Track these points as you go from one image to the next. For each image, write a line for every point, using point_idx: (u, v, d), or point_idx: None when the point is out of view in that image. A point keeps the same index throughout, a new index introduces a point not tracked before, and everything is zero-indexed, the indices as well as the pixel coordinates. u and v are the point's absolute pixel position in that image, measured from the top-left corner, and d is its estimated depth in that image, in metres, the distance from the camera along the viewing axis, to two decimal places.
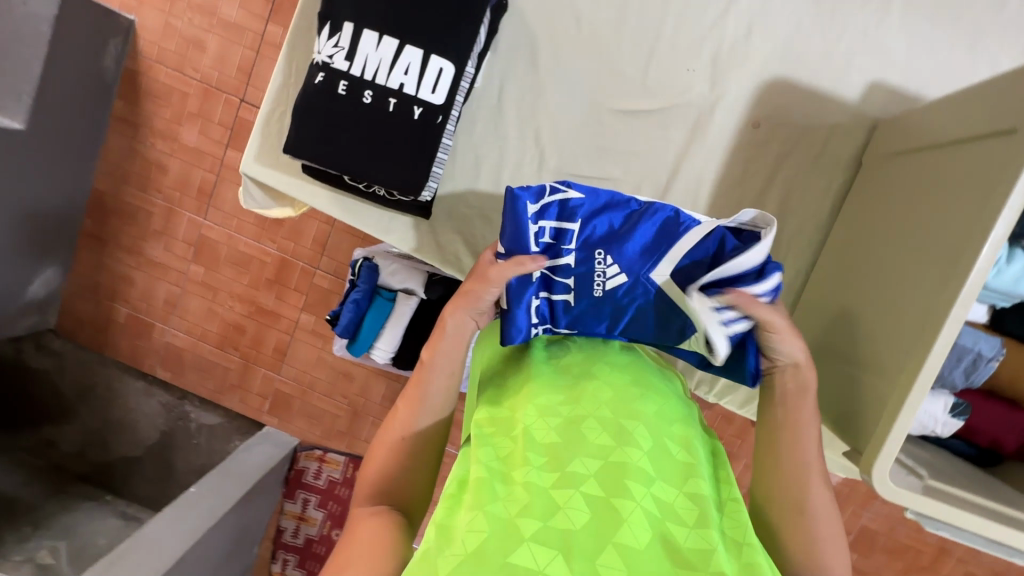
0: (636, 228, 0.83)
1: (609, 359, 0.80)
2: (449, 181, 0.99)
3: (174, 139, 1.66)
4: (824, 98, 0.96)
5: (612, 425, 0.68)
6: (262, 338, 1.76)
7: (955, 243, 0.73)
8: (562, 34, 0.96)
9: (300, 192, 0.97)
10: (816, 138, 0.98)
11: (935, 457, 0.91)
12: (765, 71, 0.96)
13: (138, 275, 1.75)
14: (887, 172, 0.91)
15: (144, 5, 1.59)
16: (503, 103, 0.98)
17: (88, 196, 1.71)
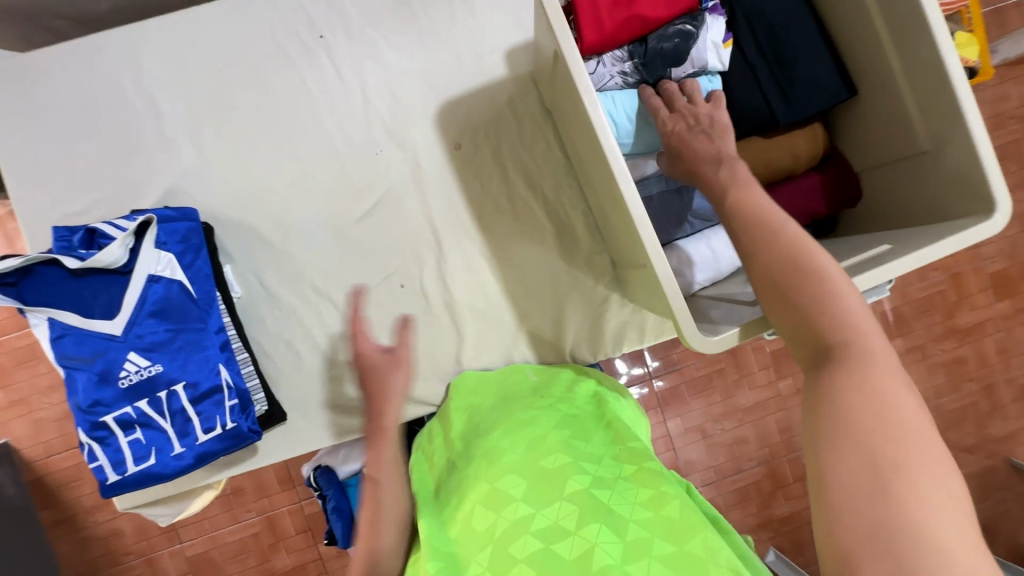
0: (104, 358, 0.75)
1: (477, 421, 0.72)
2: (284, 374, 0.95)
3: None
4: (479, 95, 0.96)
5: (485, 495, 0.58)
6: (263, 480, 1.80)
7: (620, 205, 0.73)
8: (251, 202, 0.94)
9: (179, 486, 0.95)
10: (522, 132, 0.97)
11: None
12: (429, 115, 0.96)
13: (124, 519, 1.79)
14: (577, 146, 0.88)
15: None
16: (270, 287, 0.95)
17: (33, 490, 1.78)
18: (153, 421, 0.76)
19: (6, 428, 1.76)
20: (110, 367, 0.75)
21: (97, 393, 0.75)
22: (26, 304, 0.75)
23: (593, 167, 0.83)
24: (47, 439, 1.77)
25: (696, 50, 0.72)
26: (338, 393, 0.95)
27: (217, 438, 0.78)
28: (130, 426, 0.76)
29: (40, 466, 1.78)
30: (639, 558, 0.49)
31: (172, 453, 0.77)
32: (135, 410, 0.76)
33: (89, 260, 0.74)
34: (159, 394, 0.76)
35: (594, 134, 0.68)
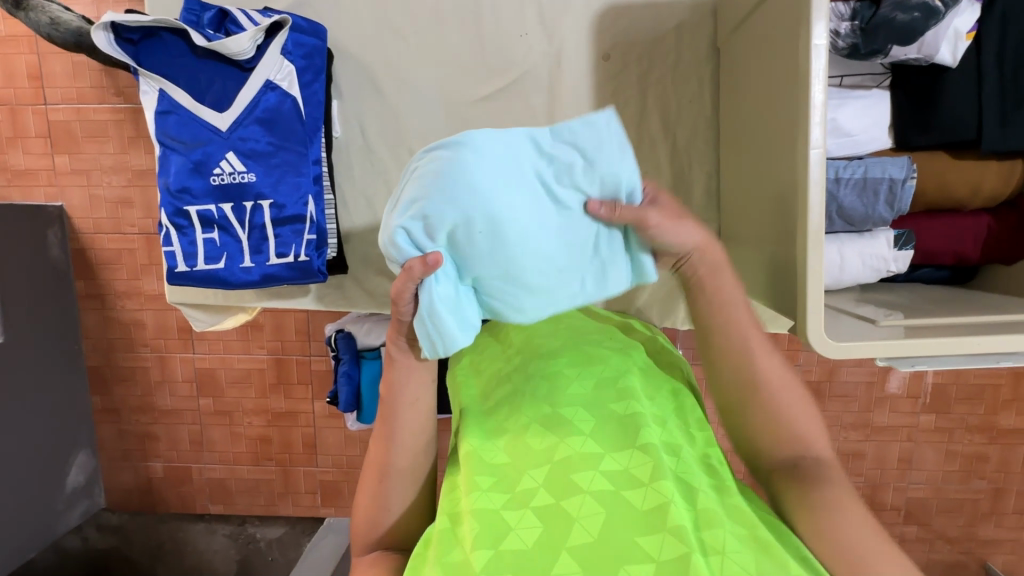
0: (202, 148, 0.73)
1: (541, 348, 0.77)
2: (354, 232, 0.93)
3: (128, 169, 1.79)
4: (651, 8, 0.86)
5: (550, 421, 0.66)
6: (282, 325, 1.85)
7: (775, 177, 0.66)
8: (381, 46, 0.88)
9: (225, 297, 0.96)
10: (679, 62, 0.88)
11: (902, 299, 0.74)
12: (589, 15, 0.87)
13: (147, 314, 1.88)
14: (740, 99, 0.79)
15: (77, 70, 1.73)
16: (370, 138, 0.91)
17: (73, 258, 1.85)
18: (231, 227, 0.75)
19: (63, 192, 1.81)
20: (205, 161, 0.74)
21: (186, 179, 0.74)
22: (142, 68, 0.72)
23: (750, 123, 0.74)
24: (97, 216, 1.82)
25: (933, 34, 0.63)
26: (398, 266, 0.94)
27: (287, 267, 0.77)
28: (209, 224, 0.75)
29: (85, 239, 1.84)
30: (711, 528, 0.56)
31: (242, 265, 0.77)
32: (219, 210, 0.75)
33: (215, 43, 0.71)
34: (246, 203, 0.75)
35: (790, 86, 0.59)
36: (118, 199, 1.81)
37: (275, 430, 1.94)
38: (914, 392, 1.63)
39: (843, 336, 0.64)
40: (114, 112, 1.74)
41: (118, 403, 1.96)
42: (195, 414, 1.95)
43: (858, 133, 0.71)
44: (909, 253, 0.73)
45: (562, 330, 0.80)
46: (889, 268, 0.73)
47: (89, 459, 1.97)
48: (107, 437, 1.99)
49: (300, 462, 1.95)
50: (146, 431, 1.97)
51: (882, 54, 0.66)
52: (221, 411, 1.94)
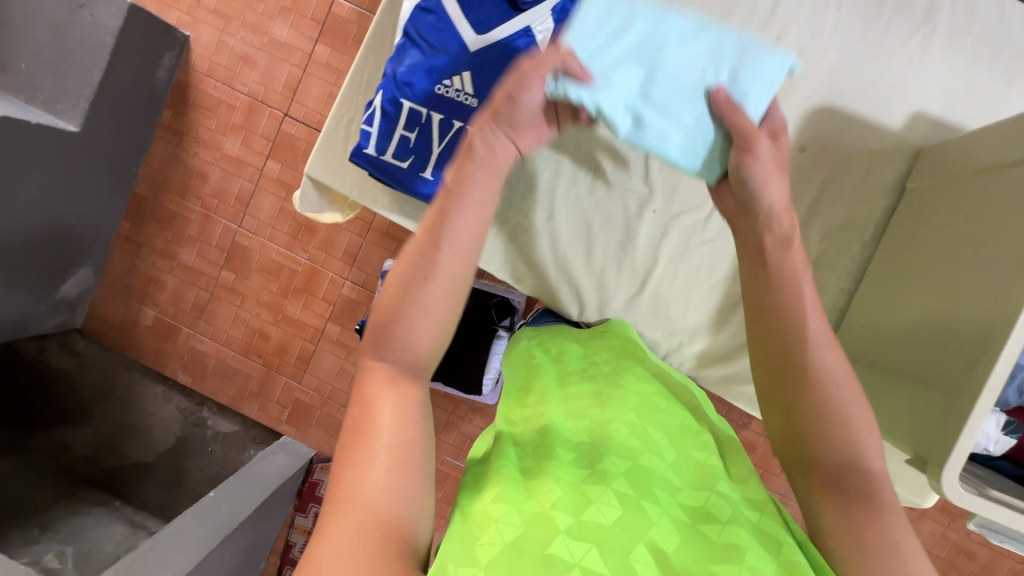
0: (443, 56, 0.75)
1: (633, 370, 0.80)
2: (507, 192, 0.95)
3: (265, 33, 1.80)
4: (862, 126, 0.91)
5: (636, 429, 0.68)
6: (333, 240, 1.84)
7: (962, 327, 0.70)
8: None
9: (360, 193, 0.94)
10: (863, 182, 0.92)
11: (995, 481, 0.76)
12: (807, 106, 0.91)
13: (214, 170, 1.86)
14: (916, 242, 0.85)
15: None
16: (564, 118, 0.93)
17: (172, 89, 1.84)
18: (429, 137, 0.78)
19: (195, 25, 1.81)
20: (439, 69, 0.76)
21: (414, 77, 0.75)
22: None
23: (939, 271, 0.78)
24: (215, 61, 1.82)
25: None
26: (531, 240, 0.96)
27: None
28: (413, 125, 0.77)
29: (194, 76, 1.83)
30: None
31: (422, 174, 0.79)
32: (427, 117, 0.77)
33: None
34: (454, 123, 0.77)
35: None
36: (242, 56, 1.82)
37: (278, 331, 1.91)
38: None
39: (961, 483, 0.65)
40: None
41: (144, 239, 1.92)
42: (210, 282, 1.91)
43: None
44: (1012, 441, 0.76)
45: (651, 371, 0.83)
46: (987, 446, 0.76)
47: (89, 277, 1.91)
48: (117, 263, 1.94)
49: (286, 372, 1.92)
50: (156, 277, 1.93)
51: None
52: (236, 291, 1.91)
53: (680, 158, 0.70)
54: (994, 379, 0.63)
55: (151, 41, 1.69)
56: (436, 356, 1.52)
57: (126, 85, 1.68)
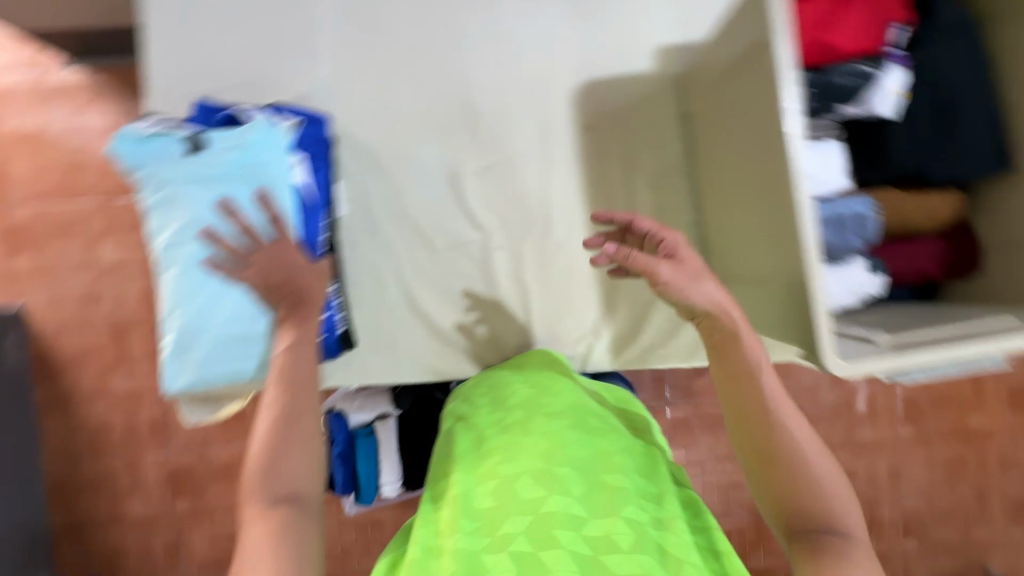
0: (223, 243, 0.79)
1: (546, 409, 0.78)
2: (362, 306, 0.94)
3: (94, 264, 1.72)
4: (625, 81, 0.97)
5: (541, 476, 0.66)
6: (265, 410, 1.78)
7: (767, 223, 0.75)
8: (385, 132, 0.93)
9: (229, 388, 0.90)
10: (653, 123, 0.98)
11: (888, 317, 0.82)
12: (572, 90, 0.96)
13: (116, 414, 1.76)
14: (714, 153, 0.89)
15: (42, 168, 1.70)
16: (373, 215, 0.94)
17: (30, 364, 1.73)
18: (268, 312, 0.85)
19: (21, 294, 1.71)
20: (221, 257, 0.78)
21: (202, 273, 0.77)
22: (154, 175, 0.75)
23: (733, 177, 0.83)
24: (60, 315, 1.73)
25: (871, 95, 0.74)
26: (407, 335, 0.96)
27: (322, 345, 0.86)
28: None
29: (46, 340, 1.73)
30: None
31: None
32: None
33: (241, 146, 0.77)
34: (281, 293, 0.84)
35: (770, 151, 0.70)
36: (82, 296, 1.73)
37: None
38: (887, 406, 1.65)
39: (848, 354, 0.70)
40: (81, 207, 1.71)
41: (83, 517, 1.77)
42: (171, 519, 1.79)
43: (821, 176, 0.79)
44: (883, 277, 0.81)
45: (569, 396, 0.82)
46: (866, 289, 0.81)
47: None
48: (68, 557, 1.78)
49: None
50: (115, 546, 1.78)
51: (823, 112, 0.77)
52: (201, 512, 1.79)
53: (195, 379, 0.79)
54: (812, 255, 0.67)
55: None
56: (410, 466, 1.46)
57: None
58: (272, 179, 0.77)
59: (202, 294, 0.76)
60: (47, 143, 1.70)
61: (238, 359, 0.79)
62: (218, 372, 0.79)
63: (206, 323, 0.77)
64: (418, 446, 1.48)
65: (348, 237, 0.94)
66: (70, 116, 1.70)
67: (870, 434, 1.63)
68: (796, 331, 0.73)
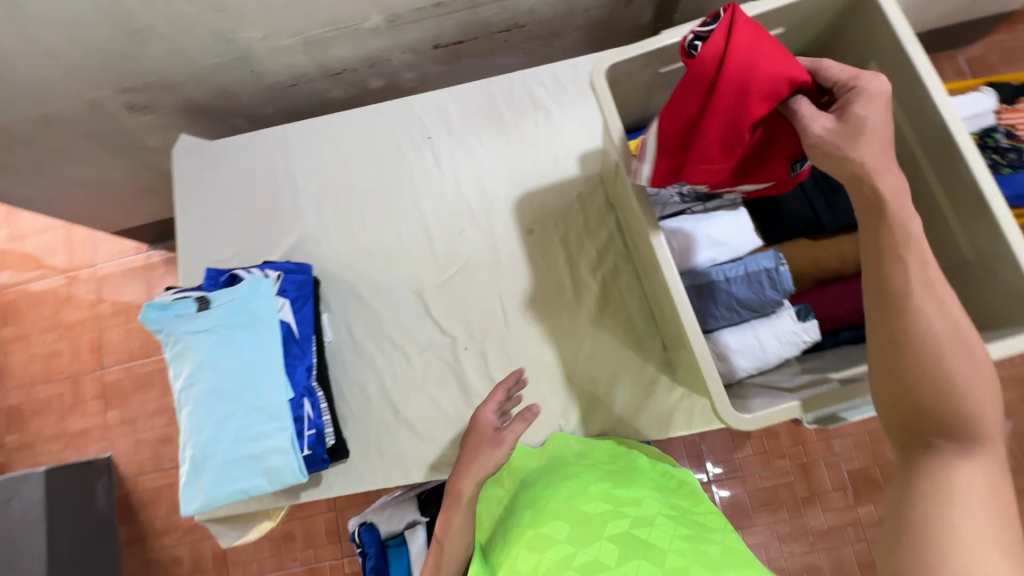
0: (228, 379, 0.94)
1: (527, 483, 0.84)
2: (351, 417, 1.06)
3: (167, 409, 1.99)
4: (557, 187, 1.12)
5: (532, 541, 0.69)
6: (312, 529, 1.86)
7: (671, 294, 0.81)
8: (361, 268, 1.12)
9: (245, 505, 1.02)
10: (585, 216, 1.10)
11: (835, 360, 0.82)
12: (511, 203, 1.12)
13: (185, 546, 1.91)
14: (635, 235, 0.99)
15: (131, 334, 2.05)
16: (356, 337, 1.09)
17: (117, 505, 1.96)
18: None
19: (112, 443, 1.99)
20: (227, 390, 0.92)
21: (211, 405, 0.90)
22: (174, 332, 0.92)
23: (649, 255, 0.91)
24: (140, 458, 1.97)
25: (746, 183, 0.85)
26: (391, 439, 1.05)
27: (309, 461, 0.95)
28: None
29: (131, 482, 1.97)
30: None
31: None
32: None
33: (236, 297, 0.93)
34: None
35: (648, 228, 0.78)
36: (159, 437, 1.98)
37: None
38: None
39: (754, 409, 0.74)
40: (158, 362, 2.02)
41: None
42: None
43: (730, 240, 0.86)
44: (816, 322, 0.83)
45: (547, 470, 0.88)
46: (804, 338, 0.83)
47: None
48: None
49: None
50: None
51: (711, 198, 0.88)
52: None
53: (201, 503, 0.88)
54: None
55: (78, 485, 1.84)
56: None
57: (71, 533, 1.78)
58: (264, 318, 0.93)
59: (207, 424, 0.89)
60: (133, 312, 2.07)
61: (239, 480, 0.88)
62: (224, 493, 0.88)
63: (213, 451, 0.88)
64: None
65: (336, 357, 1.09)
66: (151, 288, 2.07)
67: None
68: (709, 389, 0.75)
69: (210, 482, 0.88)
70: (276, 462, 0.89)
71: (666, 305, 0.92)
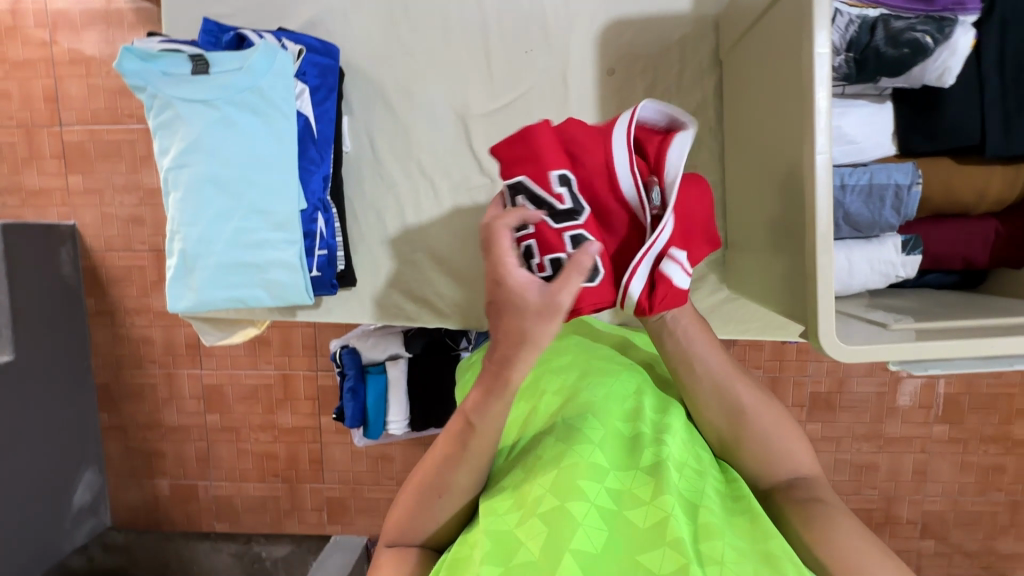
0: None
1: (557, 364, 0.78)
2: (362, 244, 0.94)
3: (137, 188, 1.80)
4: (658, 22, 0.89)
5: (560, 434, 0.65)
6: (289, 341, 1.86)
7: (780, 187, 0.67)
8: (397, 69, 0.91)
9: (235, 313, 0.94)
10: (680, 68, 0.89)
11: (920, 304, 0.74)
12: (594, 30, 0.89)
13: (156, 330, 1.88)
14: (740, 108, 0.81)
15: (93, 91, 1.76)
16: (379, 154, 0.93)
17: (82, 277, 1.87)
18: None
19: (75, 212, 1.83)
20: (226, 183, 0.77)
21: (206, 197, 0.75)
22: (159, 93, 0.72)
23: (756, 131, 0.74)
24: (107, 234, 1.83)
25: (921, 68, 0.65)
26: (404, 277, 0.95)
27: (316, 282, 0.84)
28: None
29: (96, 256, 1.85)
30: (712, 539, 0.54)
31: None
32: None
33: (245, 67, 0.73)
34: None
35: (792, 98, 0.61)
36: (129, 218, 1.82)
37: (281, 446, 1.92)
38: (925, 402, 1.49)
39: (856, 339, 0.65)
40: (126, 132, 1.77)
41: (126, 419, 1.95)
42: (201, 431, 1.94)
43: (862, 140, 0.71)
44: (918, 257, 0.73)
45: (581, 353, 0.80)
46: (898, 273, 0.73)
47: (97, 477, 1.96)
48: (114, 453, 1.98)
49: (307, 478, 1.93)
50: (153, 448, 1.96)
51: (862, 80, 0.69)
52: (227, 427, 1.93)
53: (190, 304, 0.78)
54: (823, 225, 0.56)
55: (39, 248, 1.72)
56: (415, 407, 1.50)
57: (33, 296, 1.71)
58: (280, 105, 0.75)
59: (201, 218, 0.75)
60: (95, 65, 1.75)
61: (237, 287, 0.78)
62: (219, 299, 0.78)
63: (209, 251, 0.76)
64: (423, 390, 1.49)
65: (354, 173, 0.93)
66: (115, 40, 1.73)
67: (895, 430, 1.50)
68: (791, 306, 0.65)
69: (202, 283, 0.77)
70: (280, 277, 0.79)
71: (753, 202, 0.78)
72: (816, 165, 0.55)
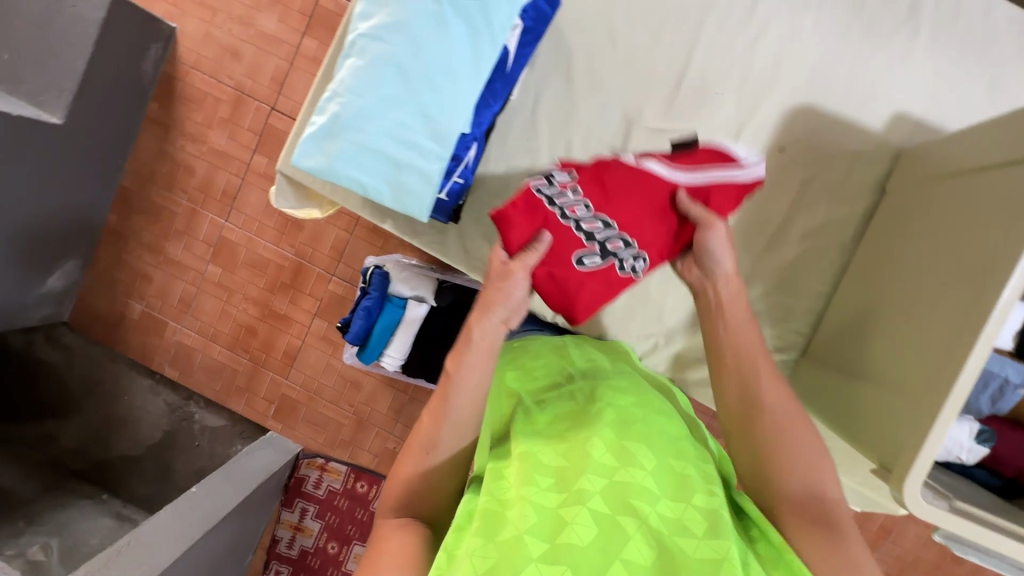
0: None
1: (611, 380, 0.78)
2: (480, 190, 0.93)
3: (252, 26, 1.76)
4: (845, 128, 0.90)
5: (614, 445, 0.64)
6: (320, 235, 1.83)
7: (925, 337, 0.69)
8: (595, 49, 0.90)
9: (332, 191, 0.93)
10: (844, 178, 0.90)
11: (971, 494, 0.74)
12: (787, 104, 0.90)
13: (201, 163, 1.84)
14: (892, 242, 0.83)
15: None
16: (537, 116, 0.92)
17: (157, 81, 1.81)
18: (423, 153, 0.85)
19: (182, 18, 1.77)
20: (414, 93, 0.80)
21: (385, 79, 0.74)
22: None
23: (914, 274, 0.76)
24: (202, 53, 1.79)
25: None
26: None
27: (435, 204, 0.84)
28: None
29: (181, 69, 1.80)
30: None
31: None
32: None
33: None
34: None
35: (991, 271, 0.63)
36: (229, 49, 1.78)
37: (264, 326, 1.90)
38: None
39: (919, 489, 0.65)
40: None
41: (131, 231, 1.90)
42: (197, 276, 1.90)
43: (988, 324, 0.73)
44: (984, 450, 0.75)
45: (632, 377, 0.81)
46: (959, 455, 0.75)
47: (76, 270, 1.87)
48: (103, 257, 1.92)
49: (273, 367, 1.91)
50: (143, 270, 1.91)
51: None
52: (223, 285, 1.89)
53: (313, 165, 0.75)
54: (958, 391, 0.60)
55: (135, 35, 1.65)
56: (417, 354, 1.48)
57: (107, 77, 1.62)
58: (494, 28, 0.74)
59: (369, 93, 0.74)
60: None
61: (368, 171, 0.76)
62: (343, 174, 0.76)
63: (361, 127, 0.75)
64: (432, 341, 1.48)
65: (506, 122, 0.92)
66: None
67: None
68: (881, 446, 0.68)
69: (337, 153, 0.75)
70: (412, 184, 0.77)
71: (870, 336, 0.79)
72: (983, 334, 0.60)
